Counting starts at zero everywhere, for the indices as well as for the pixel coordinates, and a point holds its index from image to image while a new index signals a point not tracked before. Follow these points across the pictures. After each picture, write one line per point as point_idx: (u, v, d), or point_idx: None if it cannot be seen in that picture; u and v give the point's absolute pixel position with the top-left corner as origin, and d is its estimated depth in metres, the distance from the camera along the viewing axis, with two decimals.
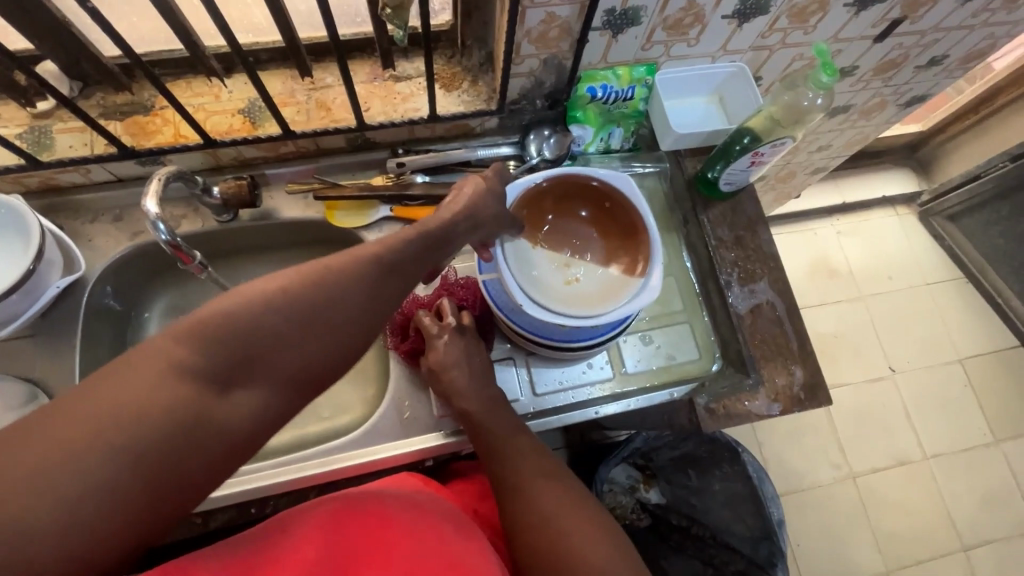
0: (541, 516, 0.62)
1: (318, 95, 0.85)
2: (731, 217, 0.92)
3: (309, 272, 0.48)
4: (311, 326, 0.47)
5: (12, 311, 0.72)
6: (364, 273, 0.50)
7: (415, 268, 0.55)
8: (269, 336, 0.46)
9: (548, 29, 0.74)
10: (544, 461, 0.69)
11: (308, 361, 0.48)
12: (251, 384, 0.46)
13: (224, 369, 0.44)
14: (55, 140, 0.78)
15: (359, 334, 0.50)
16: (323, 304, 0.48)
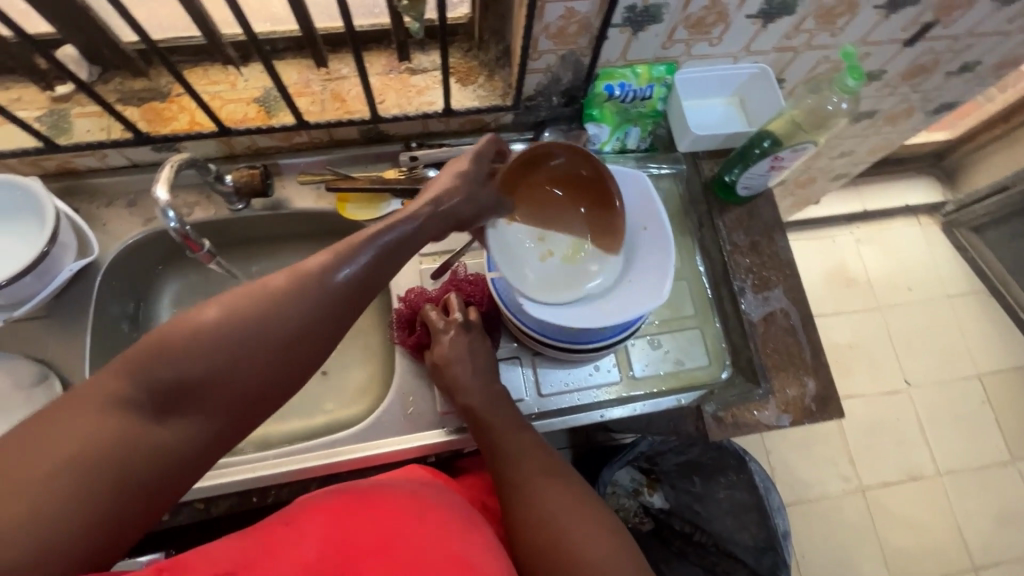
0: (544, 512, 0.61)
1: (334, 86, 0.84)
2: (748, 222, 0.90)
3: (246, 292, 0.47)
4: (248, 346, 0.46)
5: (26, 293, 0.73)
6: (306, 287, 0.49)
7: (369, 278, 0.53)
8: (203, 361, 0.44)
9: (567, 24, 0.73)
10: (547, 456, 0.68)
11: (249, 381, 0.46)
12: (189, 411, 0.44)
13: (157, 398, 0.43)
14: (73, 124, 0.78)
15: (305, 350, 0.48)
16: (260, 323, 0.46)
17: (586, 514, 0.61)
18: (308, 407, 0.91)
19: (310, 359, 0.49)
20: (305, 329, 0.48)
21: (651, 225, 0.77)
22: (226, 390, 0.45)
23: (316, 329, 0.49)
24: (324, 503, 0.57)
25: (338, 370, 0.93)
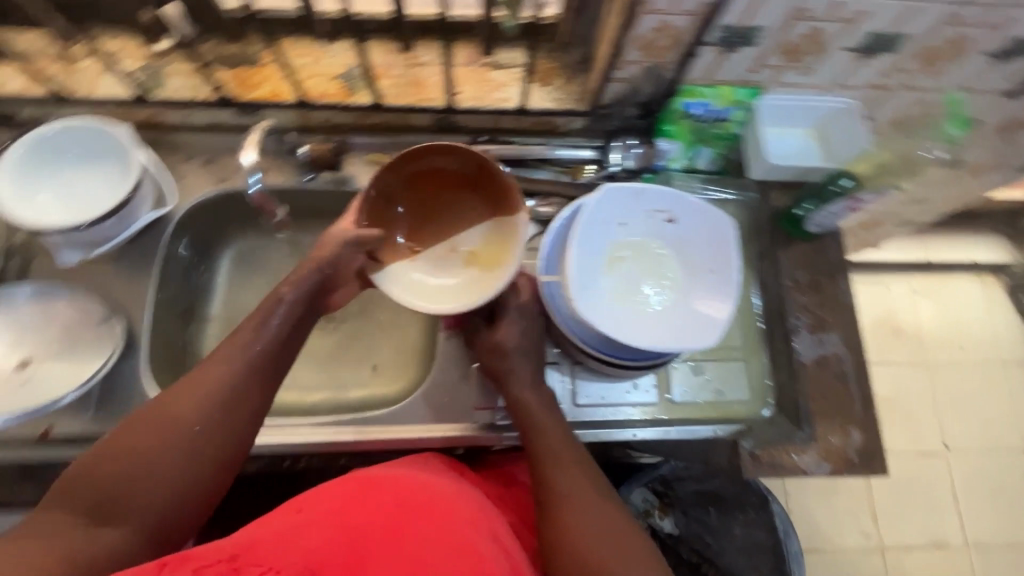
0: (580, 525, 0.61)
1: (415, 71, 0.86)
2: (812, 259, 0.87)
3: (166, 403, 0.57)
4: (175, 444, 0.55)
5: (103, 235, 0.76)
6: (225, 383, 0.59)
7: (270, 369, 0.63)
8: (136, 464, 0.53)
9: (657, 37, 0.72)
10: (581, 467, 0.67)
11: (173, 481, 0.54)
12: (128, 514, 0.52)
13: (98, 505, 0.51)
14: (167, 81, 0.82)
15: (222, 442, 0.57)
16: (183, 424, 0.56)
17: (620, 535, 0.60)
18: (343, 381, 0.91)
19: (226, 449, 0.57)
20: (220, 426, 0.58)
21: (718, 265, 0.75)
22: (157, 489, 0.53)
23: (230, 422, 0.58)
24: (333, 492, 0.56)
25: (374, 350, 0.92)
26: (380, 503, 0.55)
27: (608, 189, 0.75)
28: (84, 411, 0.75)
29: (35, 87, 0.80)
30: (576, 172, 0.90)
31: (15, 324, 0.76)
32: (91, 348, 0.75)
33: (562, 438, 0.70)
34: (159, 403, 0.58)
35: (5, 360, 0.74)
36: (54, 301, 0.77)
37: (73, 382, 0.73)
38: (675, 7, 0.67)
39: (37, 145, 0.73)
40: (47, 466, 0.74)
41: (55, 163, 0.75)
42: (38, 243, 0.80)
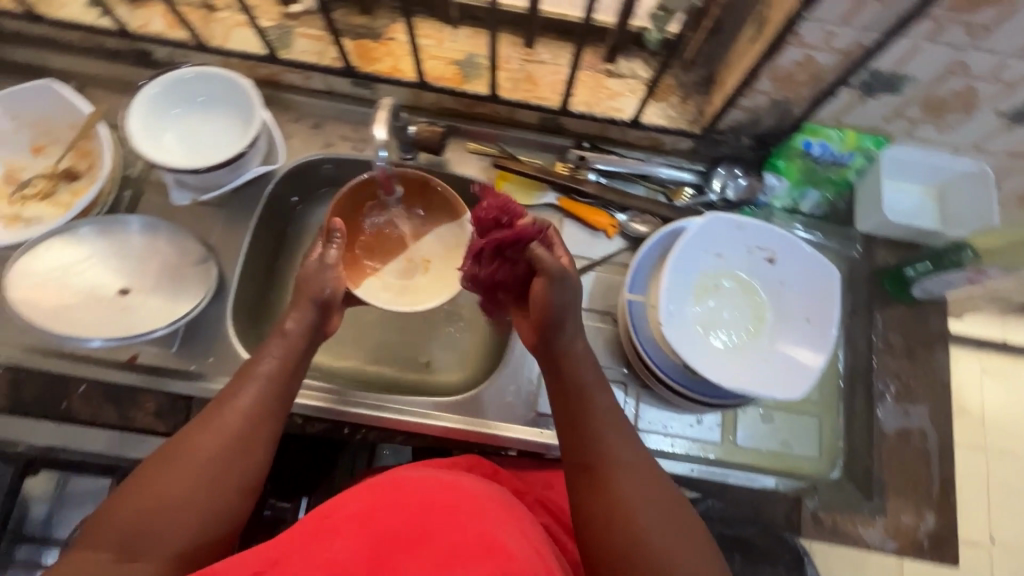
0: (625, 507, 0.54)
1: (531, 68, 0.85)
2: (910, 325, 0.83)
3: (179, 439, 0.54)
4: (194, 477, 0.51)
5: (214, 182, 0.79)
6: (244, 411, 0.56)
7: (286, 393, 0.59)
8: (153, 500, 0.50)
9: (797, 71, 0.69)
10: (626, 439, 0.59)
11: (194, 516, 0.50)
12: (149, 554, 0.48)
13: (118, 547, 0.47)
14: (294, 42, 0.84)
15: (241, 469, 0.54)
16: (200, 459, 0.52)
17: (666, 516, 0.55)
18: (405, 362, 0.91)
19: (245, 477, 0.54)
20: (240, 454, 0.54)
21: (815, 314, 0.74)
22: (176, 525, 0.50)
23: (250, 447, 0.55)
24: (355, 499, 0.55)
25: (441, 339, 0.92)
26: (398, 503, 0.53)
27: (711, 217, 0.74)
28: (169, 347, 0.77)
29: (175, 31, 0.83)
30: (674, 194, 0.88)
31: (121, 252, 0.78)
32: (187, 289, 0.78)
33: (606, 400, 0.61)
34: (171, 441, 0.54)
35: (108, 285, 0.77)
36: (161, 236, 0.79)
37: (166, 319, 0.76)
38: (826, 43, 0.64)
39: (172, 87, 0.77)
40: (128, 392, 0.76)
41: (183, 108, 0.79)
42: (152, 177, 0.83)
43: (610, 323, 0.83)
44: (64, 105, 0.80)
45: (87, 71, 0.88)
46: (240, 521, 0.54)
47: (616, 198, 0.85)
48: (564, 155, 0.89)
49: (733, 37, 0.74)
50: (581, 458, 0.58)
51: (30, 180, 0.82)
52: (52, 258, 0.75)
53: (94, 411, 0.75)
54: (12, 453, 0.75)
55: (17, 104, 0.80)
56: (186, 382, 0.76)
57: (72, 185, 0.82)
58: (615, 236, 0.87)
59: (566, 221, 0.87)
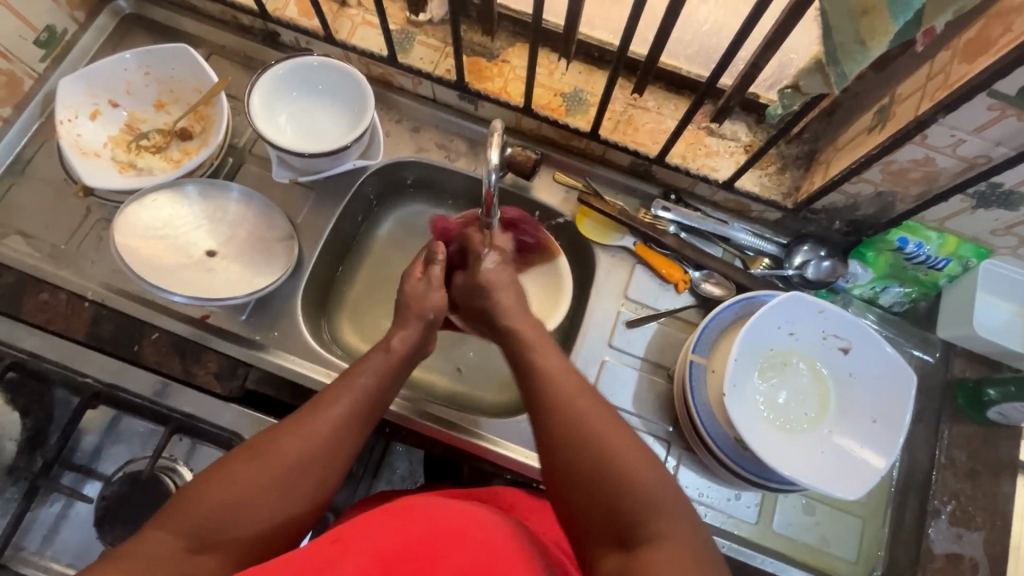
0: (593, 464, 0.53)
1: (634, 112, 0.86)
2: (977, 446, 0.79)
3: (273, 436, 0.58)
4: (277, 478, 0.56)
5: (313, 167, 0.82)
6: (336, 424, 0.60)
7: (372, 411, 0.63)
8: (238, 494, 0.54)
9: (912, 169, 0.68)
10: (591, 403, 0.58)
11: (270, 514, 0.55)
12: (223, 543, 0.53)
13: (196, 532, 0.52)
14: (412, 48, 0.88)
15: (321, 478, 0.58)
16: (288, 462, 0.57)
17: (642, 463, 0.53)
18: (451, 372, 0.92)
19: (322, 487, 0.58)
20: (323, 463, 0.58)
21: (883, 416, 0.71)
22: (252, 520, 0.54)
23: (331, 459, 0.59)
24: (372, 523, 0.54)
25: (491, 358, 0.93)
26: (410, 531, 0.53)
27: (794, 296, 0.71)
28: (239, 314, 0.81)
29: (306, 19, 0.88)
30: (751, 262, 0.87)
31: (215, 216, 0.82)
32: (267, 263, 0.81)
33: (566, 374, 0.61)
34: (258, 439, 0.58)
35: (197, 245, 0.81)
36: (253, 207, 0.83)
37: (242, 288, 0.79)
38: (951, 148, 0.63)
39: (296, 72, 0.82)
40: (194, 349, 0.79)
41: (299, 93, 0.83)
42: (255, 150, 0.88)
43: (664, 377, 0.83)
44: (192, 70, 0.85)
45: (217, 41, 0.93)
46: (307, 525, 0.58)
47: (693, 254, 0.85)
48: (649, 202, 0.89)
49: (847, 122, 0.74)
50: (545, 434, 0.57)
51: (147, 133, 0.87)
52: (156, 210, 0.79)
53: (162, 359, 0.78)
54: (78, 383, 0.76)
55: (151, 60, 0.85)
56: (249, 350, 0.80)
57: (183, 144, 0.87)
58: (684, 291, 0.86)
59: (638, 268, 0.87)
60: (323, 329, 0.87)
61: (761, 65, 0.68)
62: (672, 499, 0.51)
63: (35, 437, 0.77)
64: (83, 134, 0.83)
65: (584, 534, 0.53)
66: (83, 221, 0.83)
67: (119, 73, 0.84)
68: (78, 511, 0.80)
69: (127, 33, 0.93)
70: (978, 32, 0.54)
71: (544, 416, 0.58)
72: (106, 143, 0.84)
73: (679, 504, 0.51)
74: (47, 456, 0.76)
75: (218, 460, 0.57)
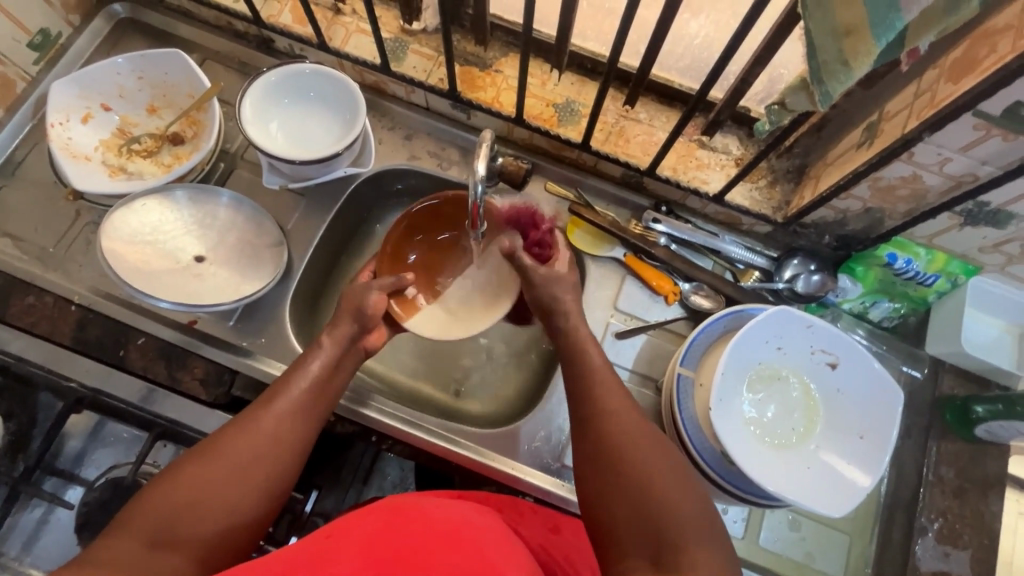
0: (635, 471, 0.56)
1: (625, 124, 0.86)
2: (965, 463, 0.79)
3: (219, 437, 0.59)
4: (228, 476, 0.56)
5: (304, 174, 0.82)
6: (285, 420, 0.61)
7: (319, 402, 0.65)
8: (191, 493, 0.54)
9: (900, 186, 0.68)
10: (631, 420, 0.61)
11: (226, 511, 0.55)
12: (182, 542, 0.52)
13: (152, 533, 0.51)
14: (406, 57, 0.88)
15: (273, 469, 0.59)
16: (240, 456, 0.57)
17: (675, 480, 0.55)
18: (439, 381, 0.92)
19: (276, 477, 0.59)
20: (274, 457, 0.59)
21: (870, 433, 0.71)
22: (207, 517, 0.54)
23: (283, 450, 0.60)
24: (366, 520, 0.55)
25: (479, 367, 0.93)
26: (405, 527, 0.53)
27: (783, 311, 0.71)
28: (227, 320, 0.81)
29: (300, 26, 0.88)
30: (741, 275, 0.86)
31: (205, 221, 0.82)
32: (254, 269, 0.81)
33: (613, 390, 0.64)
34: (208, 440, 0.59)
35: (186, 250, 0.81)
36: (243, 213, 0.83)
37: (229, 294, 0.79)
38: (938, 166, 0.63)
39: (288, 79, 0.82)
40: (181, 354, 0.78)
41: (291, 100, 0.84)
42: (247, 155, 0.88)
43: (653, 390, 0.83)
44: (185, 75, 0.85)
45: (211, 47, 0.93)
46: (263, 522, 0.58)
47: (683, 266, 0.85)
48: (640, 214, 0.89)
49: (837, 137, 0.74)
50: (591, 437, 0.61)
51: (139, 137, 0.87)
52: (144, 214, 0.79)
53: (148, 364, 0.77)
54: (64, 387, 0.76)
55: (143, 64, 0.85)
56: (237, 357, 0.79)
57: (175, 149, 0.87)
58: (674, 304, 0.86)
59: (628, 278, 0.87)
60: (311, 336, 0.87)
61: (751, 81, 0.69)
62: (705, 519, 0.52)
63: (16, 443, 0.76)
64: (75, 138, 0.83)
65: (614, 541, 0.54)
66: (72, 225, 0.83)
67: (112, 77, 0.84)
68: (58, 518, 0.79)
69: (122, 37, 0.93)
70: (965, 52, 0.54)
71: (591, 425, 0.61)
72: (97, 147, 0.84)
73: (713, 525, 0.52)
74: (29, 460, 0.76)
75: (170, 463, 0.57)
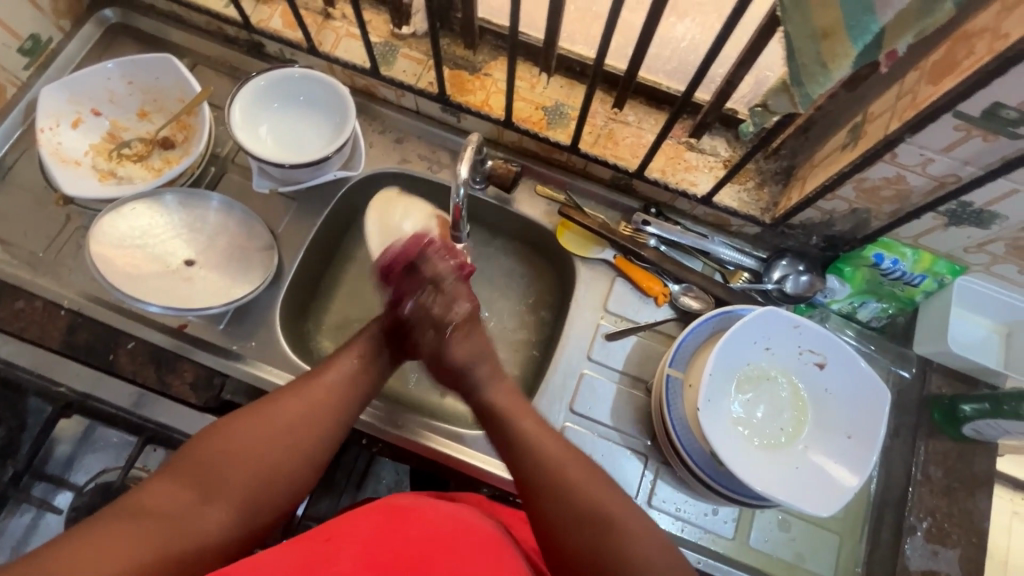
0: (602, 539, 0.57)
1: (614, 126, 0.86)
2: (954, 462, 0.80)
3: (268, 402, 0.63)
4: (269, 440, 0.60)
5: (293, 177, 0.82)
6: (328, 395, 0.65)
7: (359, 381, 0.68)
8: (236, 451, 0.58)
9: (884, 186, 0.68)
10: (581, 471, 0.61)
11: (267, 471, 0.59)
12: (226, 494, 0.57)
13: (200, 485, 0.56)
14: (396, 61, 0.88)
15: (313, 438, 0.62)
16: (284, 423, 0.61)
17: (630, 529, 0.57)
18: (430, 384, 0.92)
19: (314, 447, 0.62)
20: (313, 429, 0.62)
21: (858, 432, 0.71)
22: (250, 474, 0.58)
23: (321, 423, 0.63)
24: (366, 521, 0.54)
25: None
26: (405, 530, 0.53)
27: (770, 311, 0.72)
28: (217, 324, 0.81)
29: (290, 31, 0.88)
30: (730, 276, 0.87)
31: (195, 225, 0.82)
32: (244, 273, 0.81)
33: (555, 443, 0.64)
34: (261, 402, 0.63)
35: (175, 254, 0.81)
36: (233, 217, 0.83)
37: (219, 298, 0.79)
38: (921, 167, 0.63)
39: (277, 83, 0.83)
40: (171, 358, 0.78)
41: (281, 104, 0.84)
42: (238, 159, 0.88)
43: (643, 391, 0.83)
44: (175, 79, 0.85)
45: (202, 52, 0.94)
46: (303, 488, 0.61)
47: (672, 267, 0.85)
48: (630, 216, 0.89)
49: (823, 139, 0.75)
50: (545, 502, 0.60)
51: (129, 142, 0.87)
52: (134, 219, 0.79)
53: (138, 369, 0.77)
54: (53, 392, 0.76)
55: (133, 69, 0.85)
56: (226, 361, 0.79)
57: (165, 153, 0.87)
58: (664, 305, 0.86)
59: (618, 280, 0.88)
60: (302, 339, 0.87)
61: (736, 83, 0.69)
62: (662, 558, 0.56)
63: (5, 448, 0.76)
64: (65, 143, 0.83)
65: None
66: (62, 230, 0.83)
67: (102, 82, 0.85)
68: (48, 522, 0.80)
69: (113, 42, 0.93)
70: (944, 53, 0.55)
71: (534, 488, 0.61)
72: (87, 151, 0.84)
73: (671, 560, 0.56)
74: (18, 465, 0.76)
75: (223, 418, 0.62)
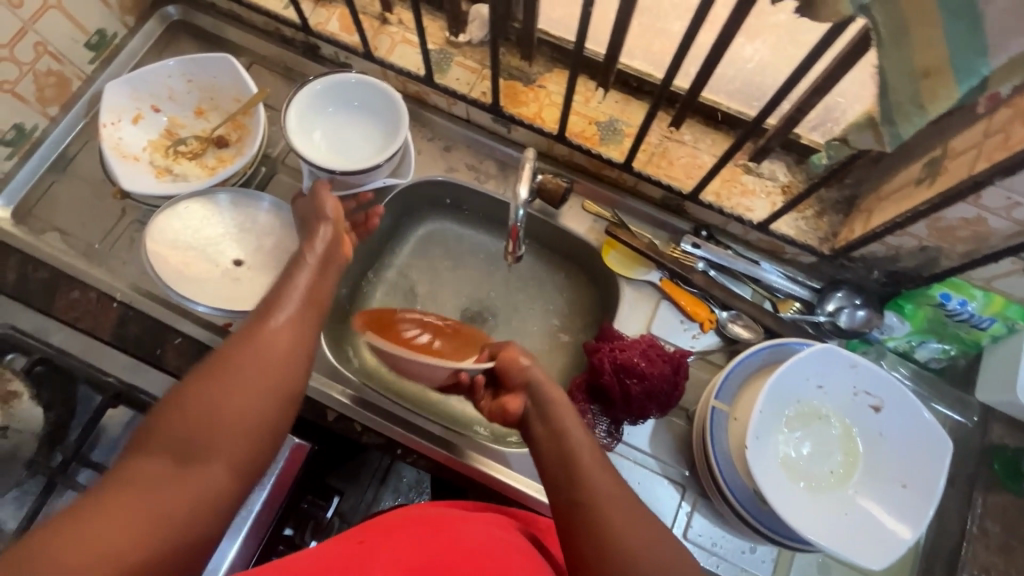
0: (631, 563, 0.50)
1: (669, 145, 0.84)
2: (1014, 517, 0.76)
3: (221, 354, 0.58)
4: (241, 387, 0.55)
5: (341, 183, 0.81)
6: (285, 331, 0.61)
7: (309, 316, 0.65)
8: (210, 404, 0.54)
9: (961, 228, 0.65)
10: (638, 517, 0.54)
11: (246, 416, 0.55)
12: (209, 445, 0.52)
13: (174, 445, 0.51)
14: (450, 69, 0.87)
15: (283, 375, 0.59)
16: (250, 364, 0.57)
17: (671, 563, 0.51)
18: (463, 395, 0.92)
19: (289, 382, 0.59)
20: (284, 362, 0.59)
21: (914, 481, 0.68)
22: (230, 420, 0.54)
23: (288, 357, 0.60)
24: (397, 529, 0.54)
25: None
26: (435, 538, 0.52)
27: (828, 348, 0.68)
28: None
29: (347, 35, 0.89)
30: (781, 304, 0.83)
31: (245, 225, 0.83)
32: None
33: (609, 477, 0.57)
34: (213, 355, 0.58)
35: (224, 254, 0.82)
36: (282, 219, 0.84)
37: None
38: (1006, 210, 0.60)
39: (332, 88, 0.83)
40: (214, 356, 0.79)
41: (335, 108, 0.84)
42: (288, 160, 0.89)
43: (683, 419, 0.81)
44: (232, 79, 0.86)
45: (259, 51, 0.95)
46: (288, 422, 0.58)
47: (720, 294, 0.82)
48: (678, 238, 0.87)
49: (893, 170, 0.71)
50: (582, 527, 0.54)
51: (185, 139, 0.88)
52: (186, 217, 0.81)
53: (182, 364, 0.78)
54: (103, 381, 0.75)
55: (193, 67, 0.86)
56: None
57: (219, 152, 0.88)
58: (710, 331, 0.84)
59: (663, 303, 0.85)
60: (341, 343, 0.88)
61: (808, 110, 0.66)
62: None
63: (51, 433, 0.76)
64: (125, 138, 0.84)
65: None
66: (117, 222, 0.86)
67: (162, 80, 0.86)
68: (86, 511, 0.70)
69: (173, 40, 0.95)
70: None
71: (581, 517, 0.55)
72: (145, 147, 0.86)
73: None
74: (66, 452, 0.71)
75: (173, 387, 0.56)
